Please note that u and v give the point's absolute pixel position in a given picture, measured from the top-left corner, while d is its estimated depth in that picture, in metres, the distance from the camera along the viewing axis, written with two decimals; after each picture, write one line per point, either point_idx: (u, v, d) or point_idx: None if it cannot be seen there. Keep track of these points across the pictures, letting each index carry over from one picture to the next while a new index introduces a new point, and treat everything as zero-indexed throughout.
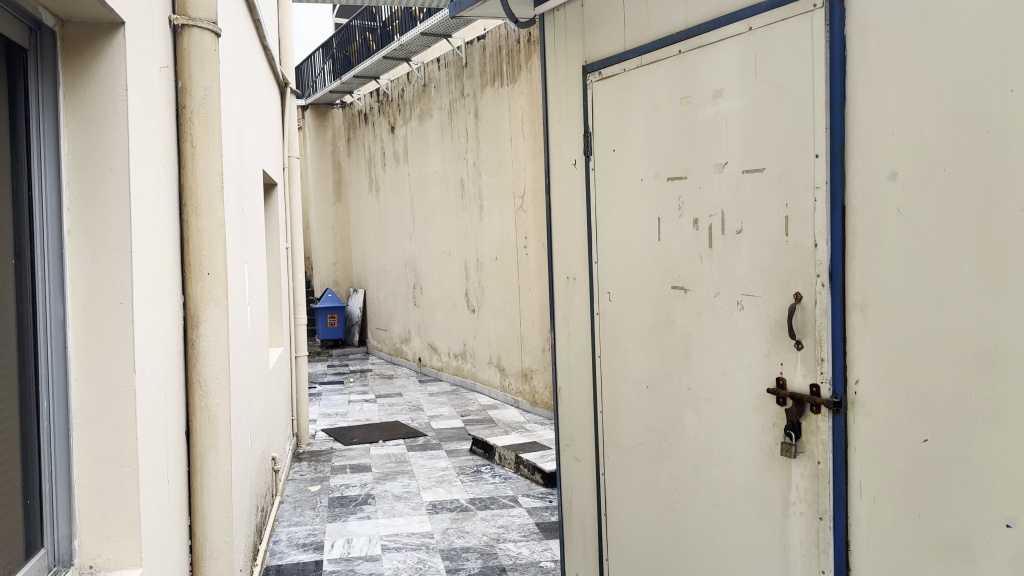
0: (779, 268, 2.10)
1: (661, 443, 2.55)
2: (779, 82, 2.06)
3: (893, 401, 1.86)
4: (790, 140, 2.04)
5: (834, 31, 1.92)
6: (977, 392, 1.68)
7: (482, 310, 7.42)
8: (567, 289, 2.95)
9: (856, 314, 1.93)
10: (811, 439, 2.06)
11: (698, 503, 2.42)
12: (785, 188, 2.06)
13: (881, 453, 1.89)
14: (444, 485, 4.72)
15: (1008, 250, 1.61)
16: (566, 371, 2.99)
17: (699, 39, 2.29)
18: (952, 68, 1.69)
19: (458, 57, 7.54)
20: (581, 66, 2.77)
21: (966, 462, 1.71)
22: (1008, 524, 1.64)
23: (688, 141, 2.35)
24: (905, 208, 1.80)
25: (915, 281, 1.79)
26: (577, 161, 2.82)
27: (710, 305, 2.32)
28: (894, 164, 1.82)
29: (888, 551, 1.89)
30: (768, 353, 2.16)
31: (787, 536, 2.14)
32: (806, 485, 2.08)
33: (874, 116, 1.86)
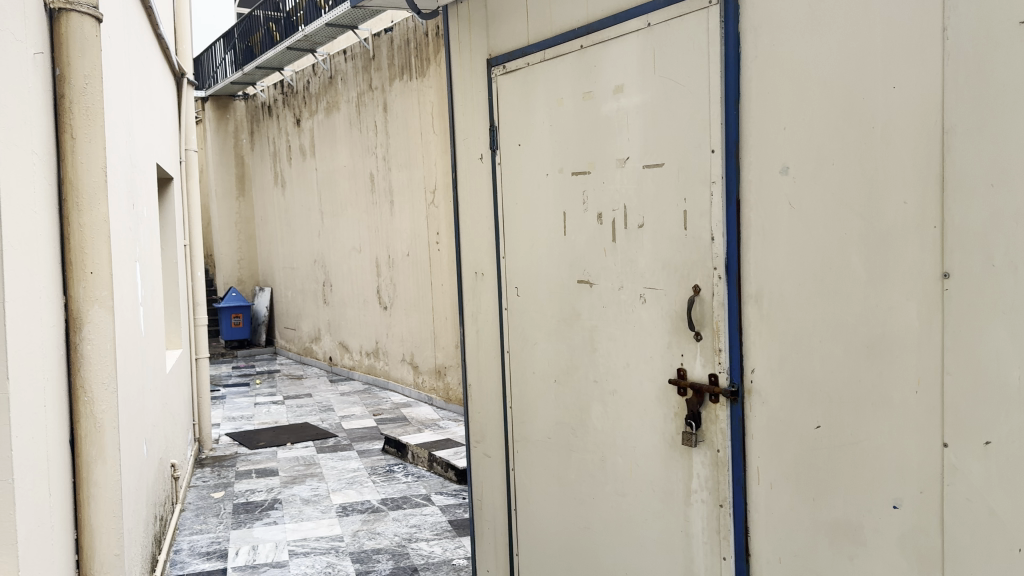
0: (678, 261, 2.13)
1: (569, 436, 2.55)
2: (676, 77, 2.08)
3: (787, 390, 1.91)
4: (688, 135, 2.07)
5: (728, 27, 1.95)
6: (866, 378, 1.75)
7: (394, 307, 7.32)
8: (474, 284, 2.92)
9: (752, 305, 1.98)
10: (710, 428, 2.10)
11: (605, 495, 2.44)
12: (683, 182, 2.09)
13: (777, 440, 1.94)
14: (355, 486, 4.63)
15: (892, 241, 1.67)
16: (475, 368, 2.96)
17: (599, 34, 2.29)
18: (841, 65, 1.74)
19: (364, 49, 7.41)
20: (484, 59, 2.75)
21: (857, 447, 1.77)
22: (896, 505, 1.71)
23: (590, 136, 2.35)
24: (796, 202, 1.85)
25: (806, 272, 1.84)
26: (482, 155, 2.79)
27: (614, 298, 2.34)
28: (786, 159, 1.86)
29: (785, 536, 1.94)
30: (669, 346, 2.18)
31: (689, 525, 2.17)
32: (706, 474, 2.11)
33: (766, 111, 1.90)
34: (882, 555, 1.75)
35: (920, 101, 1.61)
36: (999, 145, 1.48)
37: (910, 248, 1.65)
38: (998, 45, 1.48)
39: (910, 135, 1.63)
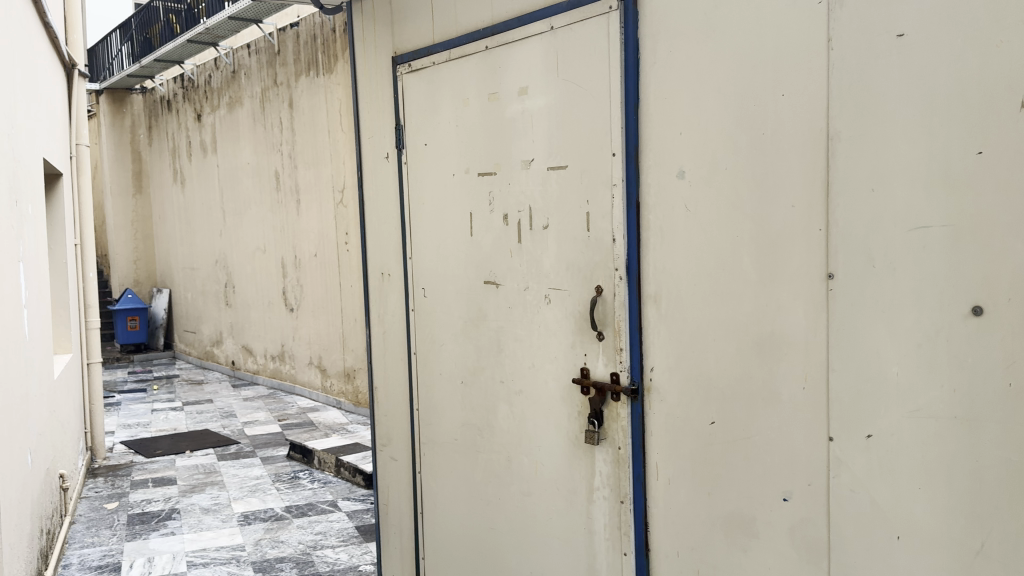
0: (581, 262, 2.16)
1: (475, 437, 2.55)
2: (578, 81, 2.11)
3: (685, 387, 1.96)
4: (590, 137, 2.10)
5: (628, 32, 1.99)
6: (758, 375, 1.81)
7: (300, 309, 7.16)
8: (380, 285, 2.88)
9: (651, 305, 2.02)
10: (612, 425, 2.13)
11: (510, 495, 2.44)
12: (586, 185, 2.12)
13: (675, 436, 1.99)
14: (259, 494, 4.50)
15: (782, 243, 1.74)
16: (381, 369, 2.93)
17: (504, 36, 2.30)
18: (734, 73, 1.80)
19: (269, 44, 7.23)
20: (389, 56, 2.72)
21: (749, 441, 1.84)
22: (785, 497, 1.78)
23: (495, 137, 2.36)
24: (693, 205, 1.90)
25: (703, 272, 1.90)
26: (388, 154, 2.76)
27: (519, 299, 2.35)
28: (683, 163, 1.92)
29: (682, 529, 2.00)
30: (573, 345, 2.21)
31: (592, 522, 2.20)
32: (608, 471, 2.15)
33: (664, 116, 1.95)
34: (773, 545, 1.81)
35: (806, 109, 1.68)
36: (878, 153, 1.57)
37: (797, 250, 1.72)
38: (877, 57, 1.57)
39: (797, 142, 1.70)
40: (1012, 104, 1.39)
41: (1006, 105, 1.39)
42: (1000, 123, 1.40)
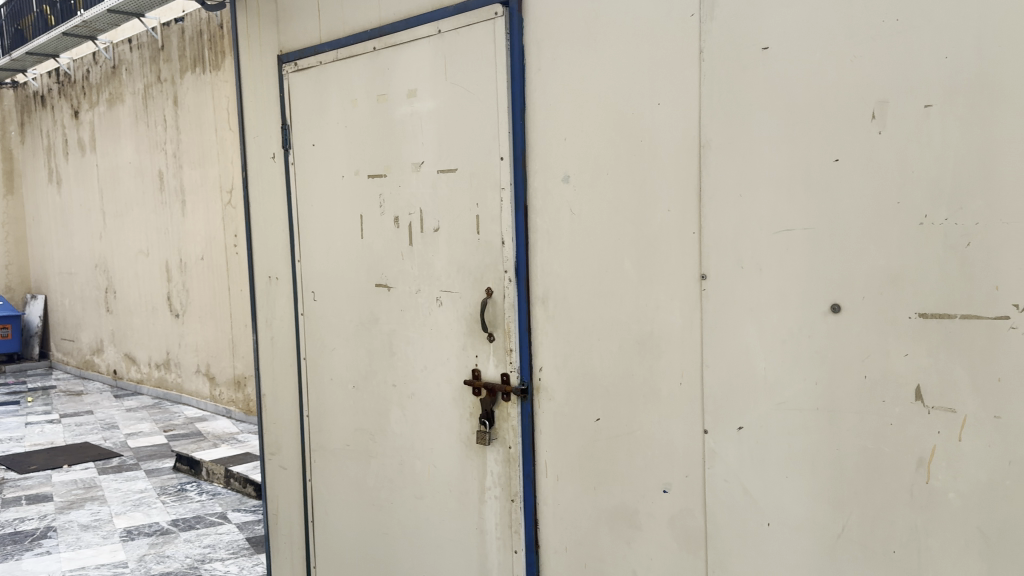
0: (471, 264, 2.17)
1: (366, 441, 2.52)
2: (465, 85, 2.12)
3: (571, 385, 2.01)
4: (478, 141, 2.11)
5: (513, 38, 2.02)
6: (640, 372, 1.87)
7: (188, 315, 6.89)
8: (268, 289, 2.81)
9: (539, 306, 2.06)
10: (502, 425, 2.15)
11: (402, 499, 2.43)
12: (475, 188, 2.13)
13: (563, 434, 2.04)
14: (142, 509, 4.31)
15: (660, 245, 1.81)
16: (269, 376, 2.86)
17: (391, 38, 2.29)
18: (614, 82, 1.86)
19: (153, 39, 6.94)
20: (274, 55, 2.66)
21: (633, 437, 1.90)
22: (665, 490, 1.85)
23: (384, 139, 2.34)
24: (577, 209, 1.96)
25: (587, 274, 1.95)
26: (275, 154, 2.70)
27: (409, 302, 2.34)
28: (568, 168, 1.96)
29: (570, 525, 2.04)
30: (464, 347, 2.21)
31: (483, 522, 2.21)
32: (499, 471, 2.16)
33: (549, 121, 1.99)
34: (655, 537, 1.88)
35: (681, 117, 1.75)
36: (748, 159, 1.66)
37: (674, 251, 1.79)
38: (745, 68, 1.65)
39: (673, 149, 1.77)
40: (864, 115, 1.50)
41: (858, 117, 1.50)
42: (854, 133, 1.51)
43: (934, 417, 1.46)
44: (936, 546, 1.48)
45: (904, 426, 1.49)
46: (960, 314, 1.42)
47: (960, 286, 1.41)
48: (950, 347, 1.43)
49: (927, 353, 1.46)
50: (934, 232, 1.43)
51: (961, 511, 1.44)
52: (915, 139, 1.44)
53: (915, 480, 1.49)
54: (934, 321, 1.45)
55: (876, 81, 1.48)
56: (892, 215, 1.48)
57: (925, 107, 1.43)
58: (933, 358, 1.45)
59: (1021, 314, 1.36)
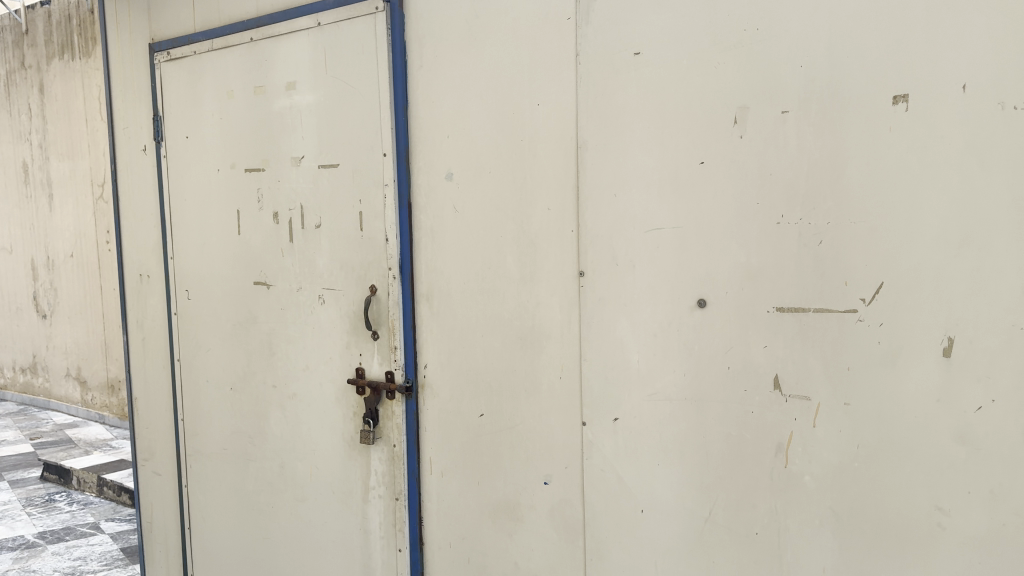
0: (353, 261, 2.13)
1: (246, 444, 2.45)
2: (346, 79, 2.09)
3: (456, 381, 2.02)
4: (360, 137, 2.08)
5: (395, 34, 2.00)
6: (522, 367, 1.90)
7: (56, 316, 6.50)
8: (140, 287, 2.69)
9: (423, 303, 2.05)
10: (387, 424, 2.12)
11: (283, 501, 2.38)
12: (357, 184, 2.10)
13: (447, 430, 2.05)
14: (5, 522, 4.03)
15: (540, 243, 1.85)
16: (141, 378, 2.73)
17: (269, 29, 2.24)
18: (494, 81, 1.88)
19: (15, 22, 6.51)
20: (145, 43, 2.55)
21: (515, 431, 1.93)
22: (546, 481, 1.89)
23: (262, 132, 2.28)
24: (460, 206, 1.96)
25: (470, 271, 1.96)
26: (146, 147, 2.59)
27: (290, 300, 2.28)
28: (451, 165, 1.97)
29: (453, 520, 2.05)
30: (347, 345, 2.18)
31: (367, 521, 2.19)
32: (383, 469, 2.14)
33: (431, 119, 1.99)
34: (536, 528, 1.91)
35: (559, 117, 1.79)
36: (622, 160, 1.71)
37: (553, 249, 1.83)
38: (619, 72, 1.70)
39: (552, 148, 1.81)
40: (727, 120, 1.57)
41: (722, 121, 1.58)
42: (719, 137, 1.58)
43: (791, 405, 1.55)
44: (793, 526, 1.57)
45: (764, 413, 1.58)
46: (813, 307, 1.51)
47: (813, 282, 1.51)
48: (805, 339, 1.53)
49: (784, 345, 1.55)
50: (790, 231, 1.53)
51: (815, 491, 1.54)
52: (773, 143, 1.53)
53: (774, 464, 1.58)
54: (791, 314, 1.54)
55: (738, 88, 1.56)
56: (753, 214, 1.56)
57: (782, 113, 1.52)
58: (789, 349, 1.55)
59: (866, 307, 1.46)
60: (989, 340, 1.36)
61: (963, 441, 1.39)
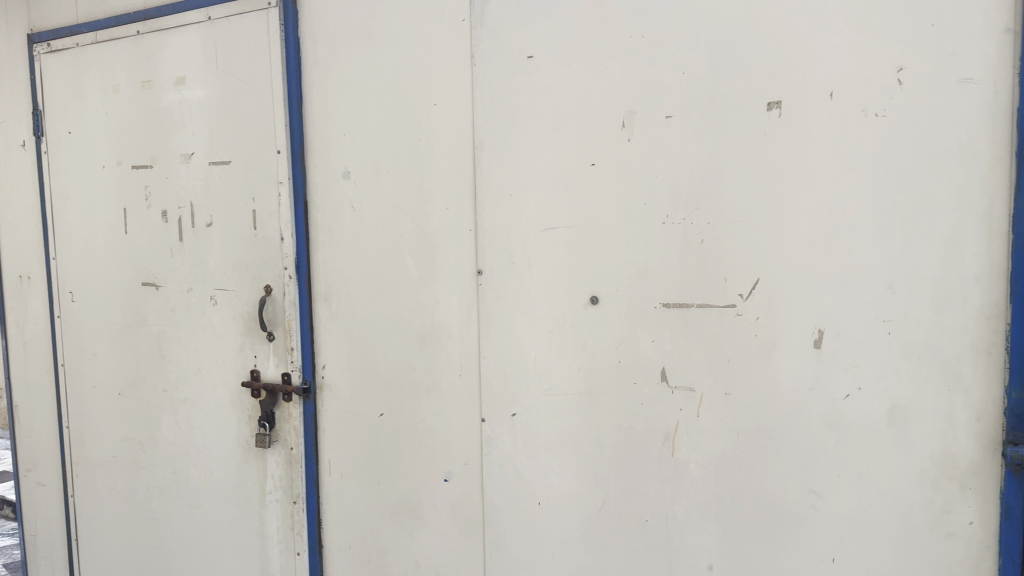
0: (247, 261, 2.09)
1: (136, 451, 2.37)
2: (239, 75, 2.05)
3: (354, 382, 2.00)
4: (254, 134, 2.04)
5: (288, 30, 1.98)
6: (420, 366, 1.91)
7: None
8: (18, 290, 2.56)
9: (320, 303, 2.03)
10: (284, 427, 2.09)
11: (177, 509, 2.31)
12: (251, 182, 2.06)
13: (346, 431, 2.03)
14: None
15: (437, 242, 1.86)
16: (21, 386, 2.60)
17: (157, 22, 2.17)
18: (389, 80, 1.88)
19: None
20: (23, 34, 2.42)
21: (414, 429, 1.93)
22: (446, 479, 1.90)
23: (150, 129, 2.21)
24: (357, 205, 1.95)
25: (366, 271, 1.95)
26: (24, 142, 2.46)
27: (181, 302, 2.22)
28: (347, 164, 1.95)
29: (353, 521, 2.04)
30: (242, 347, 2.13)
31: (264, 526, 2.16)
32: (280, 473, 2.11)
33: (326, 116, 1.97)
34: (436, 525, 1.93)
35: (455, 117, 1.81)
36: (516, 161, 1.74)
37: (450, 248, 1.84)
38: (512, 74, 1.73)
39: (448, 148, 1.82)
40: (616, 124, 1.63)
41: (611, 124, 1.63)
42: (608, 139, 1.64)
43: (677, 396, 1.62)
44: (681, 513, 1.64)
45: (653, 405, 1.64)
46: (696, 303, 1.58)
47: (696, 279, 1.58)
48: (689, 334, 1.60)
49: (670, 339, 1.61)
50: (675, 230, 1.59)
51: (700, 478, 1.61)
52: (658, 146, 1.59)
53: (662, 454, 1.65)
54: (676, 309, 1.60)
55: (625, 93, 1.61)
56: (641, 214, 1.62)
57: (666, 118, 1.58)
58: (676, 344, 1.61)
59: (744, 302, 1.54)
60: (855, 331, 1.46)
61: (833, 427, 1.49)
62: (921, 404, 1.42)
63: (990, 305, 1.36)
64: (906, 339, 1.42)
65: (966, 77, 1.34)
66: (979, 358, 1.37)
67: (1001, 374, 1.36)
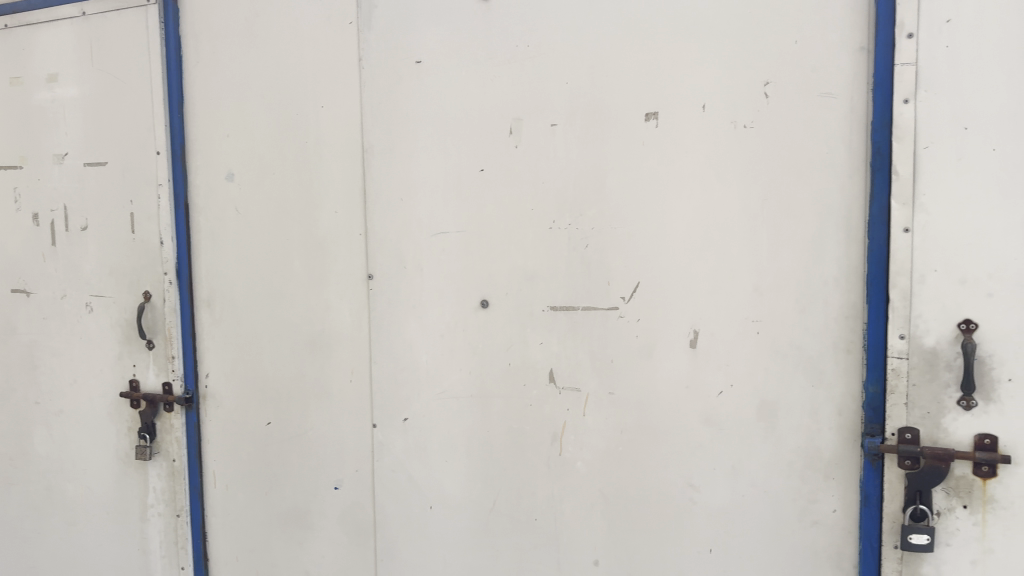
0: (126, 266, 2.01)
1: (5, 467, 2.23)
2: (115, 72, 1.97)
3: (239, 390, 1.95)
4: (132, 134, 1.97)
5: (168, 28, 1.92)
6: (308, 373, 1.88)
7: None
8: None
9: (204, 310, 1.97)
10: (165, 438, 2.02)
11: (51, 526, 2.19)
12: (129, 183, 1.98)
13: (231, 440, 1.98)
14: None
15: (325, 246, 1.83)
16: None
17: (26, 15, 2.06)
18: (275, 81, 1.84)
19: None
20: None
21: (303, 437, 1.90)
22: (336, 486, 1.88)
23: (19, 127, 2.09)
24: (241, 208, 1.90)
25: (252, 275, 1.91)
26: None
27: (54, 309, 2.11)
28: (231, 165, 1.90)
29: (240, 532, 1.99)
30: (121, 356, 2.04)
31: (147, 541, 2.07)
32: (162, 486, 2.03)
33: (209, 117, 1.92)
34: (326, 534, 1.90)
35: (342, 120, 1.79)
36: (405, 164, 1.74)
37: (338, 252, 1.82)
38: (400, 79, 1.73)
39: (336, 152, 1.80)
40: (503, 130, 1.65)
41: (498, 130, 1.65)
42: (496, 145, 1.66)
43: (564, 397, 1.65)
44: (568, 511, 1.68)
45: (541, 406, 1.67)
46: (582, 306, 1.62)
47: (581, 282, 1.62)
48: (575, 336, 1.64)
49: (558, 341, 1.65)
50: (561, 235, 1.63)
51: (586, 476, 1.65)
52: (544, 153, 1.62)
53: (550, 453, 1.68)
54: (563, 312, 1.64)
55: (512, 100, 1.64)
56: (528, 219, 1.65)
57: (552, 126, 1.61)
58: (563, 345, 1.65)
59: (627, 304, 1.59)
60: (728, 331, 1.52)
61: (709, 423, 1.55)
62: (788, 400, 1.50)
63: (849, 306, 1.45)
64: (774, 338, 1.49)
65: (826, 92, 1.43)
66: (839, 355, 1.46)
67: (859, 370, 1.45)
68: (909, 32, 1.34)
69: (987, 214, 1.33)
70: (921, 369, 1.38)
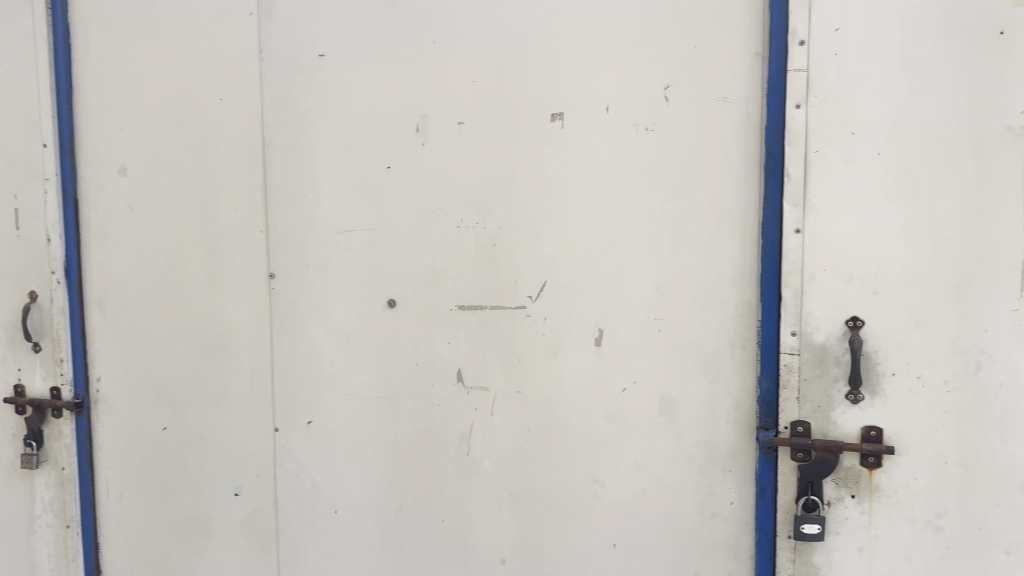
0: (9, 265, 1.88)
1: None
2: None
3: (134, 394, 1.88)
4: (15, 125, 1.85)
5: (56, 14, 1.82)
6: (207, 375, 1.82)
7: None
8: None
9: (95, 310, 1.88)
10: (53, 446, 1.90)
11: None
12: (12, 177, 1.86)
13: (125, 447, 1.90)
14: None
15: (225, 244, 1.77)
16: None
17: None
18: (172, 73, 1.78)
19: None
20: None
21: (202, 442, 1.84)
22: (236, 493, 1.83)
23: None
24: (135, 204, 1.82)
25: (148, 275, 1.83)
26: None
27: None
28: (124, 160, 1.82)
29: (135, 542, 1.92)
30: (5, 360, 1.92)
31: (34, 554, 1.95)
32: (50, 496, 1.91)
33: (101, 108, 1.84)
34: (226, 541, 1.85)
35: (242, 114, 1.74)
36: (308, 160, 1.70)
37: (238, 250, 1.76)
38: (303, 73, 1.69)
39: (236, 147, 1.75)
40: (409, 128, 1.63)
41: (404, 128, 1.64)
42: (402, 143, 1.64)
43: (472, 396, 1.65)
44: (475, 510, 1.67)
45: (449, 406, 1.67)
46: (490, 305, 1.62)
47: (487, 281, 1.62)
48: (482, 335, 1.63)
49: (465, 340, 1.64)
50: (469, 234, 1.62)
51: (493, 475, 1.66)
52: (450, 151, 1.61)
53: (458, 453, 1.67)
54: (471, 311, 1.63)
55: (417, 98, 1.62)
56: (435, 218, 1.63)
57: (458, 124, 1.61)
58: (470, 345, 1.64)
59: (533, 303, 1.59)
60: (631, 329, 1.55)
61: (612, 419, 1.57)
62: (687, 396, 1.53)
63: (744, 304, 1.49)
64: (674, 336, 1.53)
65: (722, 96, 1.47)
66: (735, 352, 1.50)
67: (754, 366, 1.49)
68: (801, 39, 1.39)
69: (872, 215, 1.39)
70: (812, 364, 1.43)
